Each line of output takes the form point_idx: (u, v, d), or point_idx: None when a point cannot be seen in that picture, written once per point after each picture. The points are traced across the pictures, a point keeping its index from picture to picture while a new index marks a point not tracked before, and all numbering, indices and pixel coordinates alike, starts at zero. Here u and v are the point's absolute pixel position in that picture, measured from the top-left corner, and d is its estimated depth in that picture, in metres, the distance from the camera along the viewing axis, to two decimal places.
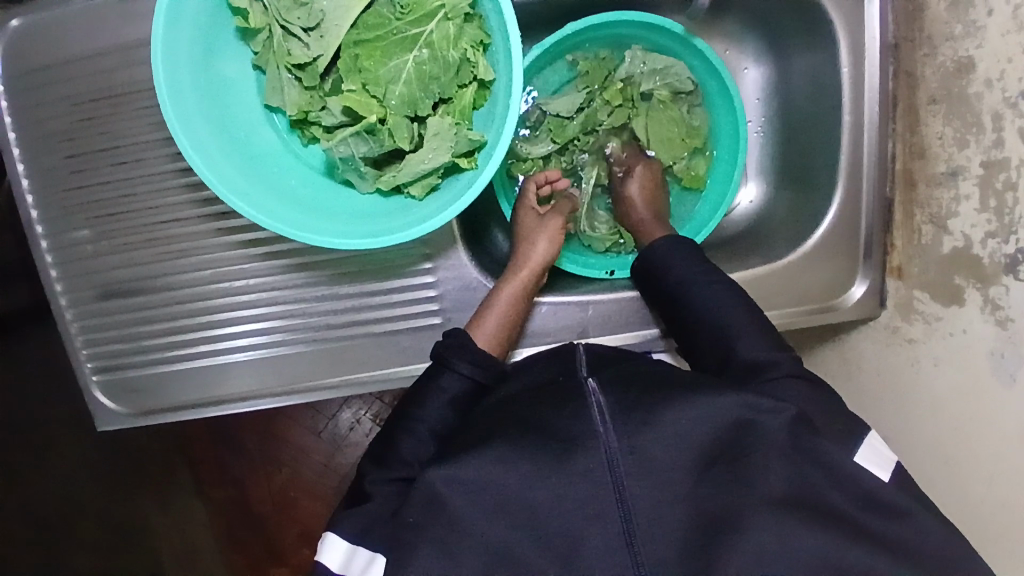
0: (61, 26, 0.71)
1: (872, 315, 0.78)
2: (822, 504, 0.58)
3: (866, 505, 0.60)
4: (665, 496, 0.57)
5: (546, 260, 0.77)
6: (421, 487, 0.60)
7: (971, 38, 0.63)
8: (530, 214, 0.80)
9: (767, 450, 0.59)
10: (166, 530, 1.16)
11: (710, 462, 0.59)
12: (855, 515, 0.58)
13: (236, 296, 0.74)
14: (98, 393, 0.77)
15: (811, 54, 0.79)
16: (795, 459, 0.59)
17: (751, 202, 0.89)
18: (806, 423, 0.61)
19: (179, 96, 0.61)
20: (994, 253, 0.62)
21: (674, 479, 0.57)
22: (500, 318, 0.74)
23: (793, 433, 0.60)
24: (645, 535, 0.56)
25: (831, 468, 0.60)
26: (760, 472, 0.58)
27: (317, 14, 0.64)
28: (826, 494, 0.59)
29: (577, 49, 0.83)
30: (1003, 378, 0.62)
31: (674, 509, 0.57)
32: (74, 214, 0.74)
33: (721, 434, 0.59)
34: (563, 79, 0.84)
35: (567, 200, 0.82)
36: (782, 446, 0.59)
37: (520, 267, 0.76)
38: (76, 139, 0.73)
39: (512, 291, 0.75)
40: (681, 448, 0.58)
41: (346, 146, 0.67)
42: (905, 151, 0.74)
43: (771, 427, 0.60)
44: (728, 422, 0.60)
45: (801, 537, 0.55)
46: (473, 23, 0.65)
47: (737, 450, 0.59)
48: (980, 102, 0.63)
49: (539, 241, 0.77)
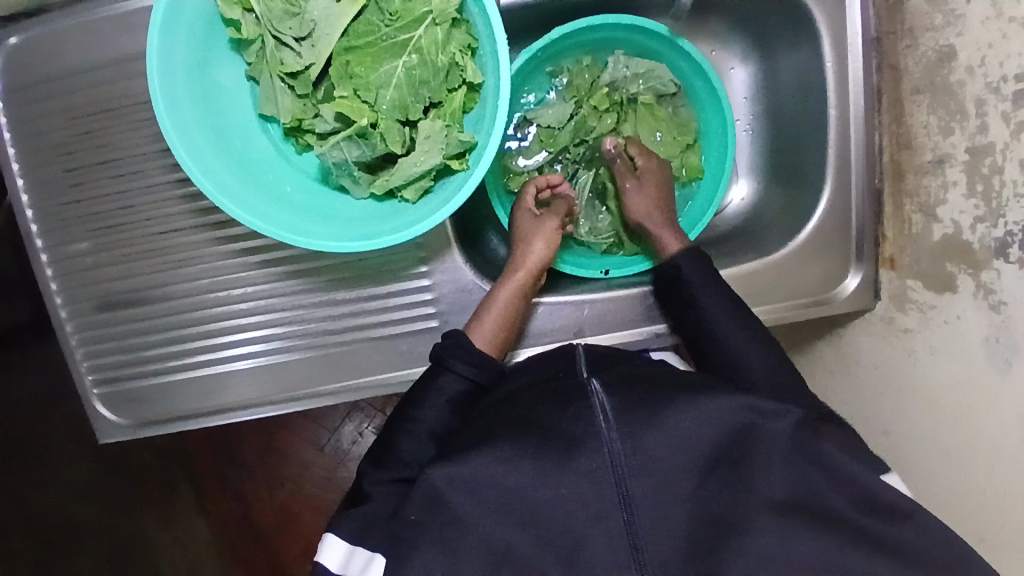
0: (58, 42, 0.72)
1: (867, 307, 0.79)
2: (823, 508, 0.58)
3: (867, 507, 0.58)
4: (666, 497, 0.57)
5: (542, 262, 0.77)
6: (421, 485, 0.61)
7: (952, 27, 0.64)
8: (527, 215, 0.80)
9: (770, 454, 0.59)
10: (168, 547, 1.15)
11: (713, 465, 0.59)
12: (855, 520, 0.57)
13: (234, 305, 0.75)
14: (98, 404, 0.77)
15: (796, 52, 0.80)
16: (794, 461, 0.59)
17: (743, 198, 0.90)
18: (810, 426, 0.61)
19: (174, 107, 0.62)
20: (984, 238, 0.63)
21: (676, 482, 0.57)
22: (496, 321, 0.74)
23: (795, 438, 0.60)
24: (647, 536, 0.56)
25: (832, 470, 0.59)
26: (762, 476, 0.58)
27: (308, 23, 0.66)
28: (825, 497, 0.58)
29: (558, 59, 0.85)
30: (999, 363, 0.62)
31: (676, 512, 0.57)
32: (74, 226, 0.75)
33: (725, 436, 0.59)
34: (548, 91, 0.86)
35: (564, 200, 0.82)
36: (786, 451, 0.59)
37: (517, 268, 0.77)
38: (75, 152, 0.74)
39: (507, 294, 0.75)
40: (683, 449, 0.58)
41: (339, 151, 0.68)
42: (892, 143, 0.74)
43: (775, 431, 0.60)
44: (733, 424, 0.60)
45: (801, 539, 0.55)
46: (461, 28, 0.66)
47: (741, 452, 0.59)
48: (962, 89, 0.64)
49: (535, 242, 0.78)
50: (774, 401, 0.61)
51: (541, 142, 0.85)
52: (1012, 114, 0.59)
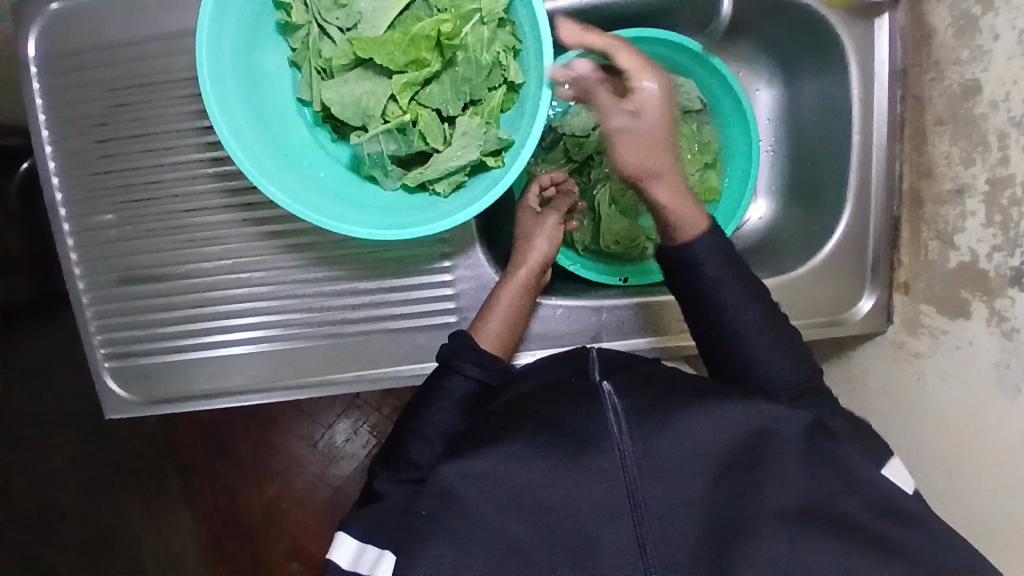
0: (101, 12, 0.72)
1: (879, 330, 0.80)
2: (833, 514, 0.56)
3: (883, 513, 0.57)
4: (679, 500, 0.57)
5: (544, 258, 0.78)
6: (433, 483, 0.60)
7: (978, 62, 0.67)
8: (529, 213, 0.82)
9: (784, 458, 0.58)
10: (152, 536, 1.13)
11: (726, 467, 0.58)
12: (870, 525, 0.56)
13: (255, 287, 0.75)
14: (109, 380, 0.76)
15: (822, 80, 0.82)
16: (809, 463, 0.58)
17: (760, 217, 0.91)
18: (823, 430, 0.60)
19: (219, 83, 0.63)
20: (1000, 266, 0.65)
21: (687, 484, 0.57)
22: (501, 323, 0.74)
23: (809, 442, 0.59)
24: (657, 541, 0.56)
25: (850, 478, 0.58)
26: (774, 482, 0.57)
27: (355, 15, 0.66)
28: (840, 504, 0.57)
29: None
30: (1009, 387, 0.64)
31: (685, 515, 0.56)
32: (100, 198, 0.75)
33: (737, 440, 0.59)
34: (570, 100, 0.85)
35: (566, 197, 0.83)
36: (801, 453, 0.59)
37: (518, 263, 0.77)
38: (108, 124, 0.74)
39: (512, 292, 0.75)
40: (695, 451, 0.58)
41: (377, 144, 0.68)
42: (913, 171, 0.77)
43: (789, 436, 0.59)
44: (746, 428, 0.59)
45: (815, 548, 0.54)
46: (506, 29, 0.68)
47: (754, 457, 0.58)
48: (985, 122, 0.66)
49: (538, 239, 0.79)
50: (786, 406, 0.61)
51: (566, 151, 0.85)
52: None
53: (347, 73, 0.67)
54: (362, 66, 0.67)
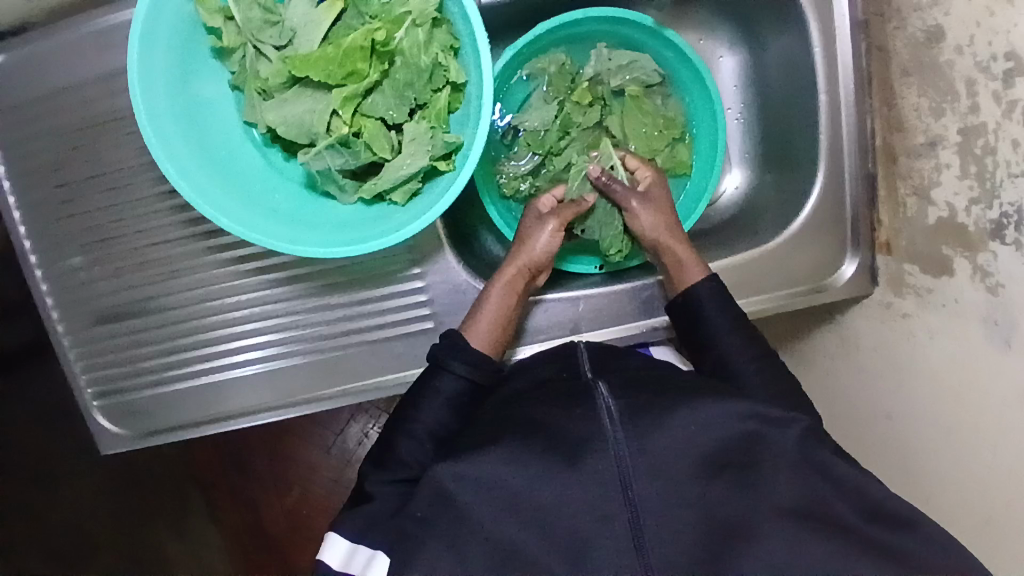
0: (44, 60, 0.73)
1: (865, 292, 0.78)
2: (825, 518, 0.54)
3: (872, 518, 0.55)
4: (676, 500, 0.54)
5: (535, 258, 0.76)
6: (430, 479, 0.57)
7: (938, 7, 0.64)
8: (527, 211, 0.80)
9: (777, 464, 0.56)
10: (174, 554, 1.15)
11: (721, 467, 0.56)
12: (859, 528, 0.54)
13: (229, 313, 0.75)
14: (100, 418, 0.78)
15: (784, 38, 0.80)
16: (801, 470, 0.56)
17: (736, 187, 0.91)
18: (812, 432, 0.59)
19: (156, 116, 0.62)
20: (979, 219, 0.62)
21: (686, 487, 0.54)
22: (491, 319, 0.73)
23: (801, 448, 0.57)
24: (656, 540, 0.53)
25: (835, 479, 0.56)
26: (772, 483, 0.55)
27: (288, 31, 0.66)
28: (829, 505, 0.55)
29: (535, 57, 0.83)
30: (999, 343, 0.61)
31: (688, 518, 0.53)
32: (67, 243, 0.76)
33: (733, 439, 0.57)
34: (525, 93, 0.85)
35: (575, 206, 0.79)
36: (792, 460, 0.56)
37: (509, 264, 0.76)
38: (64, 169, 0.75)
39: (500, 289, 0.74)
40: (688, 452, 0.55)
41: (323, 160, 0.66)
42: (884, 125, 0.74)
43: (781, 442, 0.57)
44: (739, 430, 0.57)
45: (812, 548, 0.52)
46: (441, 28, 0.66)
47: (748, 459, 0.56)
48: (952, 69, 0.64)
49: (531, 238, 0.77)
50: (780, 411, 0.59)
51: (529, 146, 0.83)
52: (1003, 93, 0.58)
53: (286, 92, 0.66)
54: (300, 84, 0.66)
